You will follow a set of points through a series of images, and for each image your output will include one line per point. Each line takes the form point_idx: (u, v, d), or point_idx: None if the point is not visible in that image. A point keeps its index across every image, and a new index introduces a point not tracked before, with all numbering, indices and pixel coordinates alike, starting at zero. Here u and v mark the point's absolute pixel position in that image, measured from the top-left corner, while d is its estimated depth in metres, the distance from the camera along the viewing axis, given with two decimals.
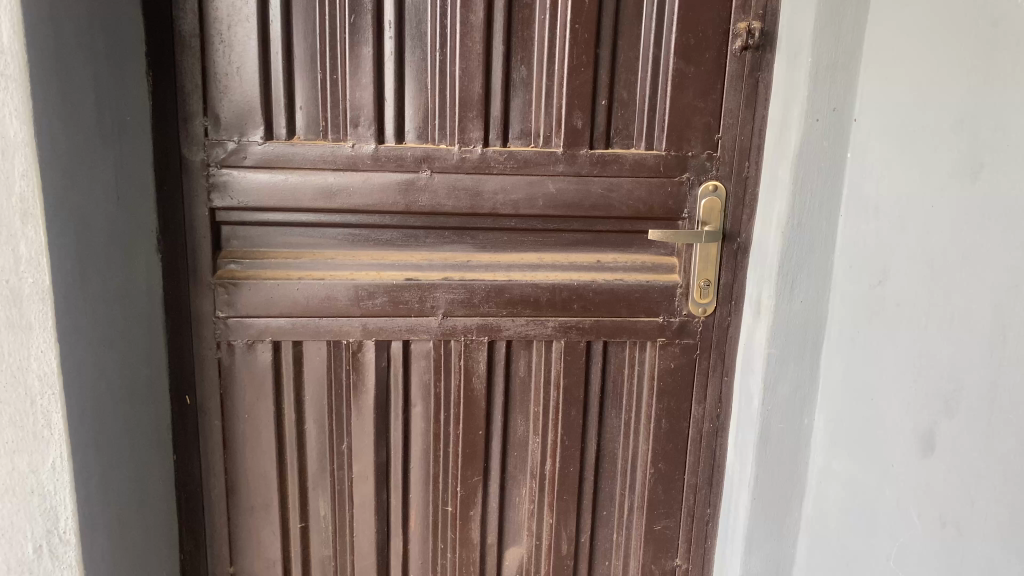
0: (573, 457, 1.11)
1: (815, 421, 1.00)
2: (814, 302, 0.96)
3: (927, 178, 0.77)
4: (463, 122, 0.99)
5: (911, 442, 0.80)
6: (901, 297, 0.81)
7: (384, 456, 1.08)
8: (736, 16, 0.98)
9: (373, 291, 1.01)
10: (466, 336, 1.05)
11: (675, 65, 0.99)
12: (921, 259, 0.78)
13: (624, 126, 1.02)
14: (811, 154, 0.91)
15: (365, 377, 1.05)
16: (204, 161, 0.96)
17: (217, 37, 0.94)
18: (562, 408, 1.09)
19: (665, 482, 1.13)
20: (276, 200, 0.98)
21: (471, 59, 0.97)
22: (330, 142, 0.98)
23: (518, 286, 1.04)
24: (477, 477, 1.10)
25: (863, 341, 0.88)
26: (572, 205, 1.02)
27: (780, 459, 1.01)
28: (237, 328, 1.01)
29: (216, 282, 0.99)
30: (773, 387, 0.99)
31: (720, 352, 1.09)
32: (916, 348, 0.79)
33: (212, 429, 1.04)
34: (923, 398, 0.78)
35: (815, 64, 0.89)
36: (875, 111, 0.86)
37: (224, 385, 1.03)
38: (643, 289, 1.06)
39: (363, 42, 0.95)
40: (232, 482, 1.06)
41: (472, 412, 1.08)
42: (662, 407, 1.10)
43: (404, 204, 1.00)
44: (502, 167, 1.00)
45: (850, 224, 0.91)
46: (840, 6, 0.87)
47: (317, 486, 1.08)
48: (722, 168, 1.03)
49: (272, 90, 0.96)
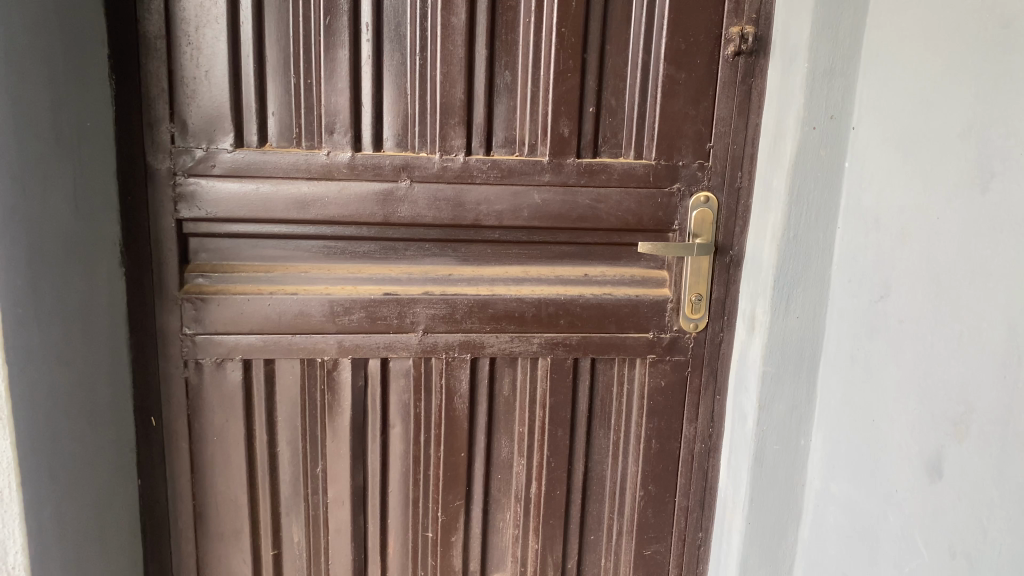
0: (561, 480, 1.06)
1: (812, 441, 0.95)
2: (811, 318, 0.92)
3: (934, 189, 0.73)
4: (444, 129, 0.94)
5: (918, 467, 0.75)
6: (904, 312, 0.77)
7: (361, 479, 1.03)
8: (728, 20, 0.94)
9: (349, 306, 0.96)
10: (448, 353, 1.00)
11: (665, 70, 0.95)
12: (927, 274, 0.74)
13: (612, 134, 0.98)
14: (808, 163, 0.87)
15: (341, 397, 1.00)
16: (171, 169, 0.92)
17: (185, 39, 0.89)
18: (548, 428, 1.04)
19: (656, 504, 1.09)
20: (246, 211, 0.93)
21: (452, 64, 0.92)
22: (304, 150, 0.93)
23: (503, 301, 0.99)
24: (458, 501, 1.05)
25: (864, 359, 0.84)
26: (558, 216, 0.98)
27: (776, 482, 0.97)
28: (206, 346, 0.96)
29: (182, 297, 0.95)
30: (769, 406, 0.95)
31: (712, 369, 1.04)
32: (922, 367, 0.75)
33: (179, 453, 0.99)
34: (930, 419, 0.74)
35: (812, 70, 0.85)
36: (876, 118, 0.82)
37: (192, 405, 0.98)
38: (632, 303, 1.01)
39: (339, 44, 0.91)
40: (201, 509, 1.01)
41: (453, 433, 1.03)
42: (653, 427, 1.06)
43: (382, 215, 0.95)
44: (485, 177, 0.96)
45: (849, 236, 0.87)
46: (838, 9, 0.83)
47: (291, 510, 1.03)
48: (713, 178, 0.99)
49: (243, 95, 0.91)
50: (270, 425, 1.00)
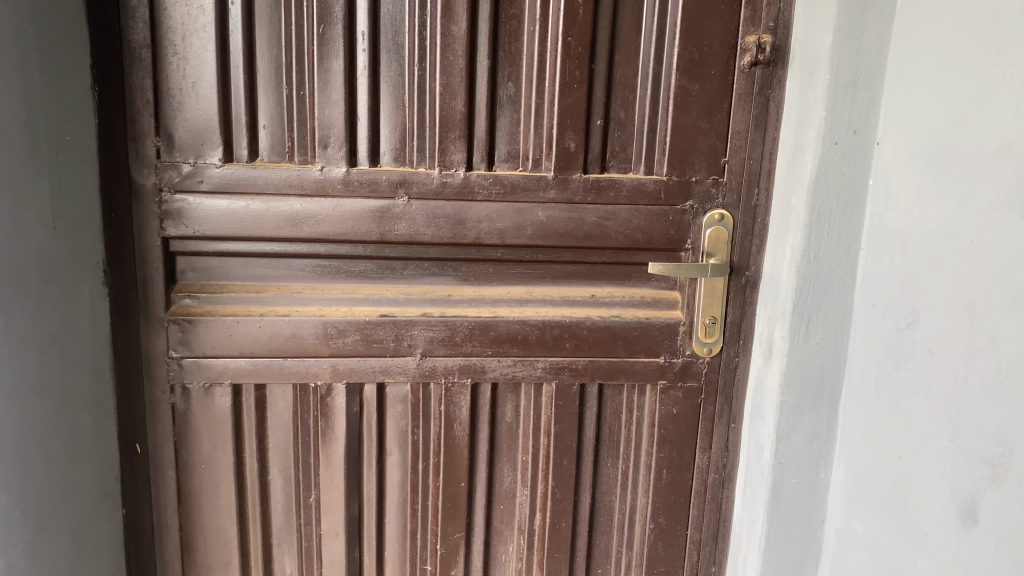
0: (566, 512, 1.01)
1: (833, 474, 0.89)
2: (832, 345, 0.86)
3: (967, 210, 0.68)
4: (443, 143, 0.89)
5: (948, 510, 0.70)
6: (934, 342, 0.72)
7: (356, 510, 0.98)
8: (745, 29, 0.89)
9: (344, 328, 0.92)
10: (447, 378, 0.95)
11: (678, 81, 0.90)
12: (960, 303, 0.69)
13: (621, 149, 0.93)
14: (829, 181, 0.82)
15: (335, 424, 0.95)
16: (156, 185, 0.87)
17: (171, 48, 0.85)
18: (552, 457, 0.99)
19: (667, 538, 1.03)
20: (235, 229, 0.89)
21: (452, 74, 0.87)
22: (296, 165, 0.88)
23: (505, 323, 0.94)
24: (458, 534, 1.00)
25: (889, 390, 0.79)
26: (564, 234, 0.93)
27: (795, 518, 0.91)
28: (193, 370, 0.92)
29: (168, 319, 0.90)
30: (786, 437, 0.89)
31: (727, 396, 0.99)
32: (954, 403, 0.69)
33: (166, 482, 0.94)
34: (963, 460, 0.68)
35: (833, 81, 0.80)
36: (902, 133, 0.77)
37: (179, 432, 0.93)
38: (642, 326, 0.96)
39: (333, 54, 0.86)
40: (189, 541, 0.96)
41: (453, 462, 0.98)
42: (664, 457, 1.00)
43: (379, 232, 0.90)
44: (488, 193, 0.91)
45: (873, 258, 0.81)
46: (862, 17, 0.78)
47: (283, 541, 0.98)
48: (729, 194, 0.94)
49: (232, 107, 0.87)
50: (261, 453, 0.95)
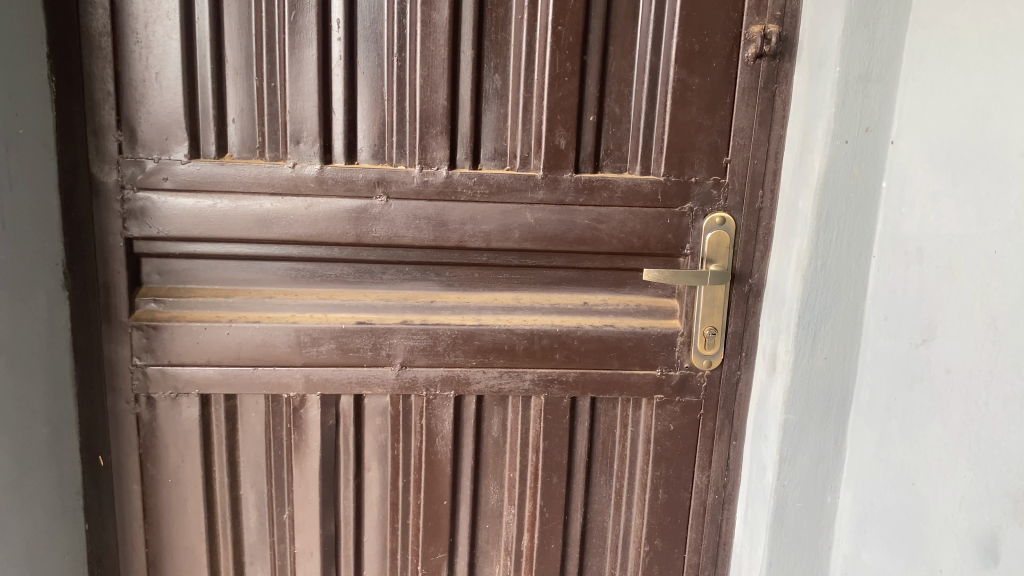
0: (555, 533, 0.95)
1: (840, 498, 0.83)
2: (841, 360, 0.80)
3: (990, 216, 0.61)
4: (425, 139, 0.84)
5: (966, 546, 0.64)
6: (953, 362, 0.65)
7: (333, 528, 0.93)
8: (749, 18, 0.83)
9: (318, 336, 0.86)
10: (429, 390, 0.90)
11: (677, 75, 0.84)
12: (981, 319, 0.62)
13: (615, 147, 0.87)
14: (839, 184, 0.75)
15: (309, 437, 0.89)
16: (118, 183, 0.82)
17: (133, 37, 0.79)
18: (541, 475, 0.93)
19: (663, 561, 0.97)
20: (202, 229, 0.83)
21: (433, 66, 0.82)
22: (267, 162, 0.83)
23: (491, 332, 0.88)
24: (441, 554, 0.94)
25: (902, 410, 0.72)
26: (554, 237, 0.87)
27: (800, 546, 0.85)
28: (158, 379, 0.86)
29: (132, 325, 0.85)
30: (790, 458, 0.83)
31: (728, 411, 0.93)
32: (974, 428, 0.63)
33: (130, 496, 0.89)
34: (983, 491, 0.62)
35: (844, 75, 0.73)
36: (918, 132, 0.70)
37: (144, 444, 0.88)
38: (637, 337, 0.90)
39: (306, 44, 0.80)
40: (156, 559, 0.91)
41: (435, 479, 0.92)
42: (660, 475, 0.94)
43: (356, 234, 0.85)
44: (472, 193, 0.85)
45: (885, 268, 0.75)
46: (875, 4, 0.71)
47: (255, 559, 0.93)
48: (731, 196, 0.87)
49: (199, 100, 0.82)
50: (231, 468, 0.90)
